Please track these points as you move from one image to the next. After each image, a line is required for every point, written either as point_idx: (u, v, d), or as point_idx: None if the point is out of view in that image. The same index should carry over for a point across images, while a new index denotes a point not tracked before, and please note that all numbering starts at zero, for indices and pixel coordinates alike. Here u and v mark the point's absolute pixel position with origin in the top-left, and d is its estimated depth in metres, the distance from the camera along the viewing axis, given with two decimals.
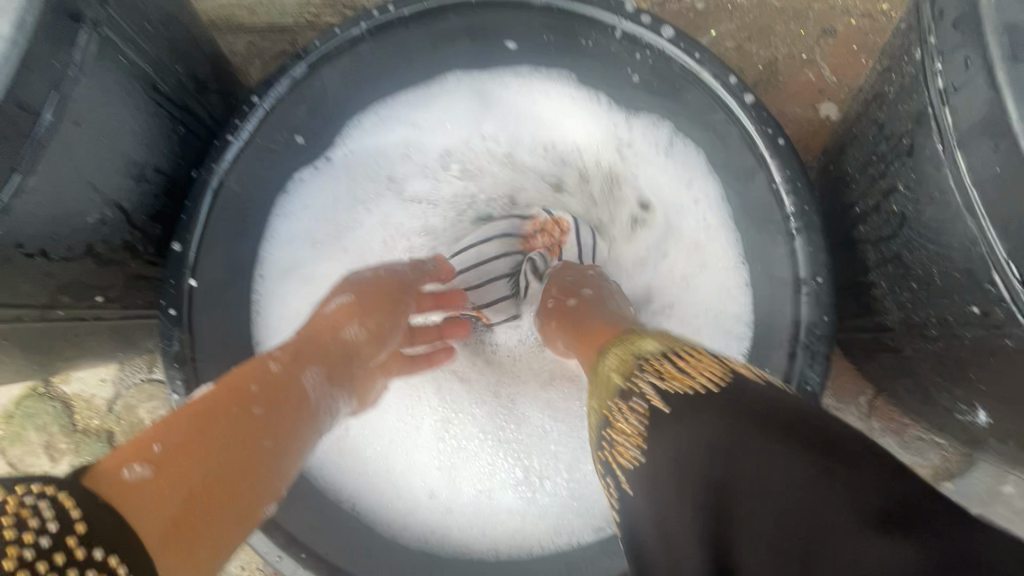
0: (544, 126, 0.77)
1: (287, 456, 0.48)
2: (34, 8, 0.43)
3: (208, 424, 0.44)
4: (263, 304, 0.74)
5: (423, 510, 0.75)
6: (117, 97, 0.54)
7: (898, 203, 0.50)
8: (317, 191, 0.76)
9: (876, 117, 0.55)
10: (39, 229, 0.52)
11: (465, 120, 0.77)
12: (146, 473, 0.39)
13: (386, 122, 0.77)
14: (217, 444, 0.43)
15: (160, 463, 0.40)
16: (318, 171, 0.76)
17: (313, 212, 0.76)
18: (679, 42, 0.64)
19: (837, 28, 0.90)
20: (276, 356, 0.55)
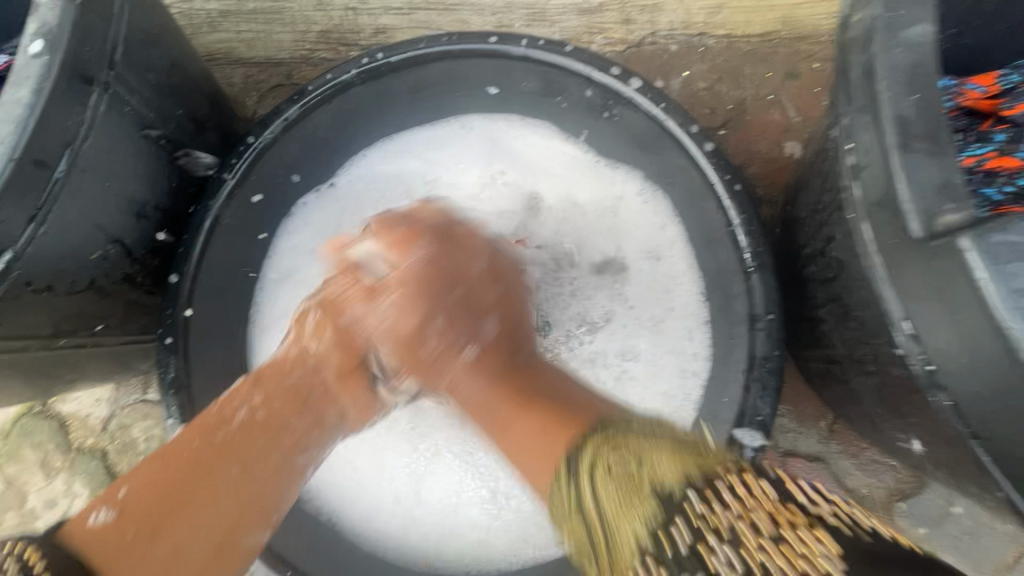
0: (530, 162, 0.85)
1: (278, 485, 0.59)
2: (50, 77, 0.49)
3: (186, 462, 0.55)
4: (258, 312, 0.81)
5: (387, 512, 0.78)
6: (121, 145, 0.59)
7: (837, 250, 0.55)
8: (319, 214, 0.84)
9: (820, 168, 0.60)
10: (46, 268, 0.56)
11: (468, 157, 0.86)
12: (107, 516, 0.51)
13: (390, 155, 0.86)
14: (190, 485, 0.54)
15: (131, 521, 0.52)
16: (322, 199, 0.84)
17: (315, 236, 0.84)
18: (646, 93, 0.69)
19: (801, 71, 0.96)
20: (259, 396, 0.59)
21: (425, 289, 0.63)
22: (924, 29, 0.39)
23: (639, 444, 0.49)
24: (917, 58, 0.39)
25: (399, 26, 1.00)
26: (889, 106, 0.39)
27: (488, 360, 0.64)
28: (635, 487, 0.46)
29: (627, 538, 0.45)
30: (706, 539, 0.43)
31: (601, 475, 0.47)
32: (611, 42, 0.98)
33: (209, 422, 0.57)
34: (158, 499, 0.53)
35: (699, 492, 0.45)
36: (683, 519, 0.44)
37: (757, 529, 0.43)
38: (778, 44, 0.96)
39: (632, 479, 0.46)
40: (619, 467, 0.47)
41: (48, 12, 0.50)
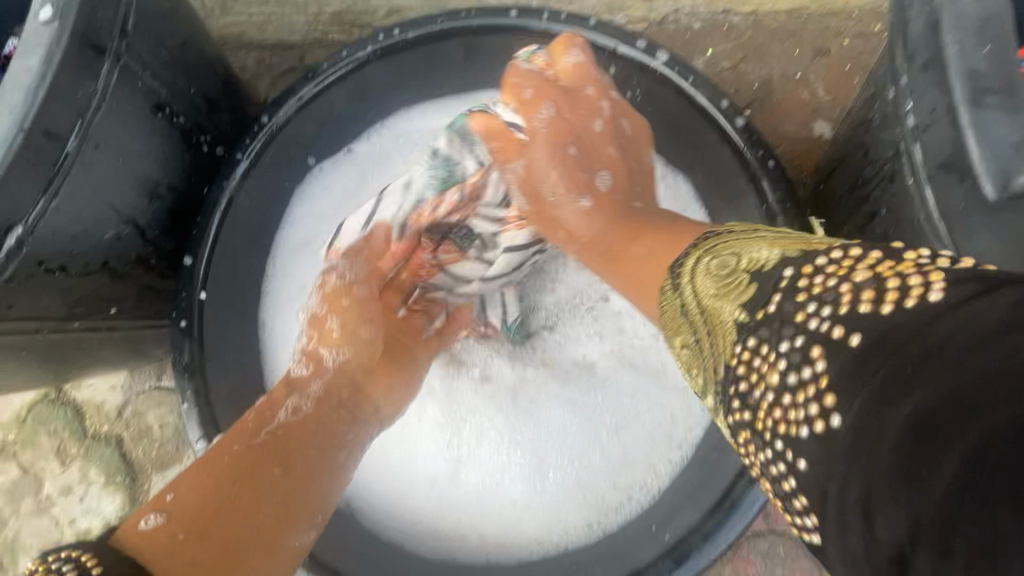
0: None
1: (330, 474, 0.59)
2: (60, 44, 0.47)
3: (249, 459, 0.53)
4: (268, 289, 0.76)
5: (423, 492, 0.77)
6: (133, 120, 0.57)
7: (881, 226, 0.52)
8: (333, 185, 0.78)
9: (861, 141, 0.57)
10: (59, 246, 0.55)
11: None
12: (158, 520, 0.47)
13: (405, 121, 0.79)
14: (254, 476, 0.52)
15: (194, 500, 0.48)
16: (324, 175, 0.78)
17: (321, 212, 0.78)
18: (673, 66, 0.66)
19: (831, 48, 0.92)
20: (304, 402, 0.61)
21: (555, 126, 0.65)
22: None
23: (726, 248, 0.43)
24: (988, 8, 0.36)
25: (413, 6, 0.98)
26: (954, 61, 0.36)
27: (587, 222, 0.61)
28: (732, 279, 0.40)
29: (720, 314, 0.40)
30: (810, 307, 0.34)
31: (702, 269, 0.43)
32: (632, 20, 0.95)
33: (240, 454, 0.53)
34: (207, 502, 0.49)
35: (800, 264, 0.36)
36: (796, 276, 0.36)
37: (864, 264, 0.34)
38: (807, 20, 0.93)
39: (731, 271, 0.40)
40: (716, 262, 0.42)
41: None
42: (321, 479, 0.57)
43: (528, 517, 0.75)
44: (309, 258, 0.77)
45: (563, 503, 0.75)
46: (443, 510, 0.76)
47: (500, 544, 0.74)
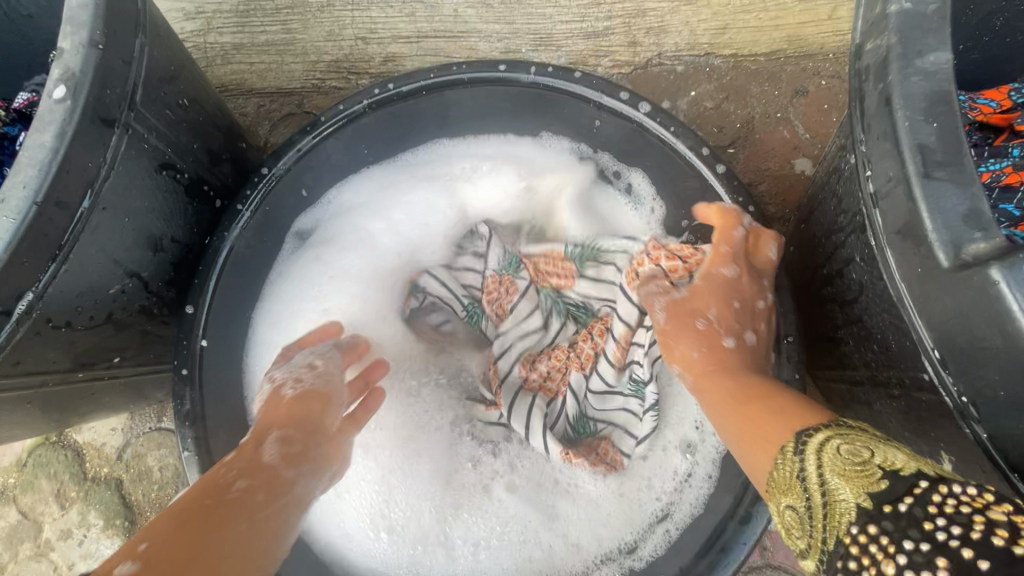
0: (546, 165, 0.83)
1: (276, 537, 0.56)
2: (73, 121, 0.50)
3: (202, 515, 0.52)
4: (273, 289, 0.80)
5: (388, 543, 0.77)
6: (140, 182, 0.60)
7: (856, 272, 0.54)
8: (349, 200, 0.84)
9: (835, 190, 0.60)
10: (66, 304, 0.57)
11: (489, 159, 0.85)
12: (131, 568, 0.45)
13: (418, 152, 0.84)
14: (225, 518, 0.53)
15: (168, 525, 0.50)
16: (325, 208, 0.82)
17: (333, 240, 0.83)
18: (655, 116, 0.70)
19: (808, 89, 0.96)
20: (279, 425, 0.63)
21: (698, 291, 0.65)
22: (940, 57, 0.38)
23: (853, 436, 0.44)
24: (936, 85, 0.38)
25: (408, 54, 1.02)
26: (905, 135, 0.39)
27: (736, 361, 0.60)
28: (862, 475, 0.40)
29: (840, 506, 0.40)
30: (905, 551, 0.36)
31: (830, 450, 0.43)
32: (618, 64, 0.99)
33: (243, 466, 0.58)
34: (182, 546, 0.48)
35: (883, 523, 0.38)
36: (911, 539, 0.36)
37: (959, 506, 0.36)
38: (784, 62, 0.97)
39: (862, 464, 0.41)
40: (844, 449, 0.43)
41: (71, 58, 0.51)
42: (253, 521, 0.54)
43: (455, 565, 0.76)
44: (325, 272, 0.82)
45: (485, 552, 0.76)
46: (356, 550, 0.76)
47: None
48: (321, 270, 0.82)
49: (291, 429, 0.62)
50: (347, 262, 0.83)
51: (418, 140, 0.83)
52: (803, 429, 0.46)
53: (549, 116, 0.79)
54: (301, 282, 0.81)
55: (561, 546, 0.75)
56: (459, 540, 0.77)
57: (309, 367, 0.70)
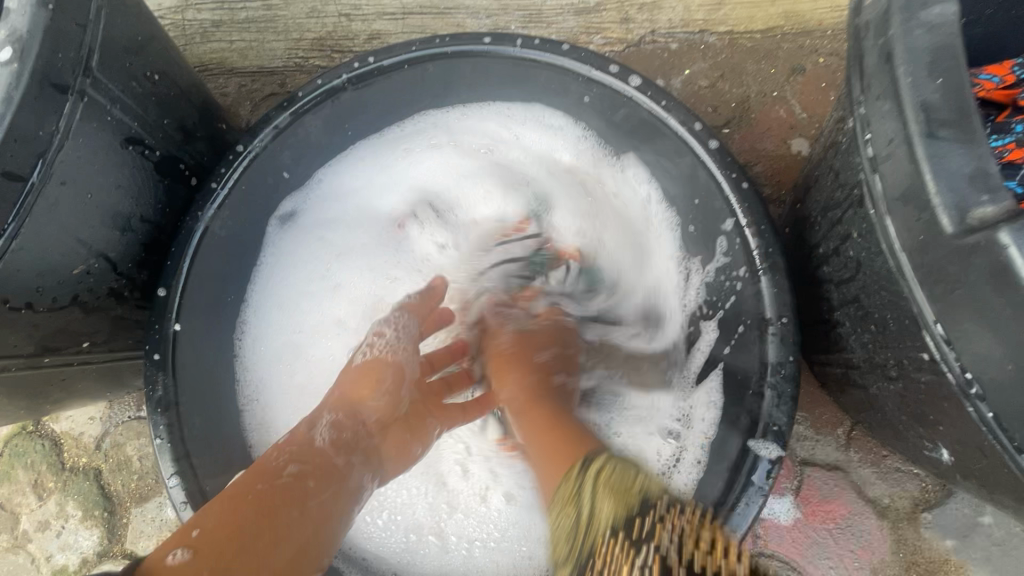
0: (541, 144, 0.83)
1: (338, 519, 0.59)
2: (20, 86, 0.47)
3: (267, 498, 0.55)
4: (265, 262, 0.80)
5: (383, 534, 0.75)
6: (102, 156, 0.57)
7: (854, 248, 0.52)
8: (343, 174, 0.83)
9: (833, 165, 0.57)
10: (23, 284, 0.54)
11: (485, 135, 0.84)
12: (185, 555, 0.48)
13: (411, 126, 0.82)
14: (278, 508, 0.55)
15: (224, 515, 0.52)
16: (312, 191, 0.81)
17: (329, 214, 0.83)
18: (646, 90, 0.67)
19: (806, 67, 0.93)
20: (333, 414, 0.65)
21: (526, 344, 0.76)
22: (945, 9, 0.36)
23: (623, 474, 0.54)
24: (940, 40, 0.36)
25: (393, 31, 0.98)
26: (908, 95, 0.36)
27: (535, 414, 0.68)
28: (627, 496, 0.51)
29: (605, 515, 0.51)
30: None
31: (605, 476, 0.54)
32: (610, 41, 0.96)
33: (297, 449, 0.61)
34: (225, 529, 0.51)
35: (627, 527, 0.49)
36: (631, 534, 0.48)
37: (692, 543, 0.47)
38: (782, 39, 0.94)
39: (623, 489, 0.52)
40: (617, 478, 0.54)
41: (17, 18, 0.47)
42: (325, 497, 0.59)
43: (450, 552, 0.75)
44: (319, 245, 0.82)
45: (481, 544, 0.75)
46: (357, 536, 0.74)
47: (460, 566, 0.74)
48: (314, 243, 0.82)
49: (344, 415, 0.65)
50: (343, 236, 0.83)
51: (400, 117, 0.80)
52: (575, 455, 0.60)
53: (538, 92, 0.76)
54: (291, 255, 0.81)
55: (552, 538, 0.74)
56: (456, 531, 0.76)
57: (378, 337, 0.74)
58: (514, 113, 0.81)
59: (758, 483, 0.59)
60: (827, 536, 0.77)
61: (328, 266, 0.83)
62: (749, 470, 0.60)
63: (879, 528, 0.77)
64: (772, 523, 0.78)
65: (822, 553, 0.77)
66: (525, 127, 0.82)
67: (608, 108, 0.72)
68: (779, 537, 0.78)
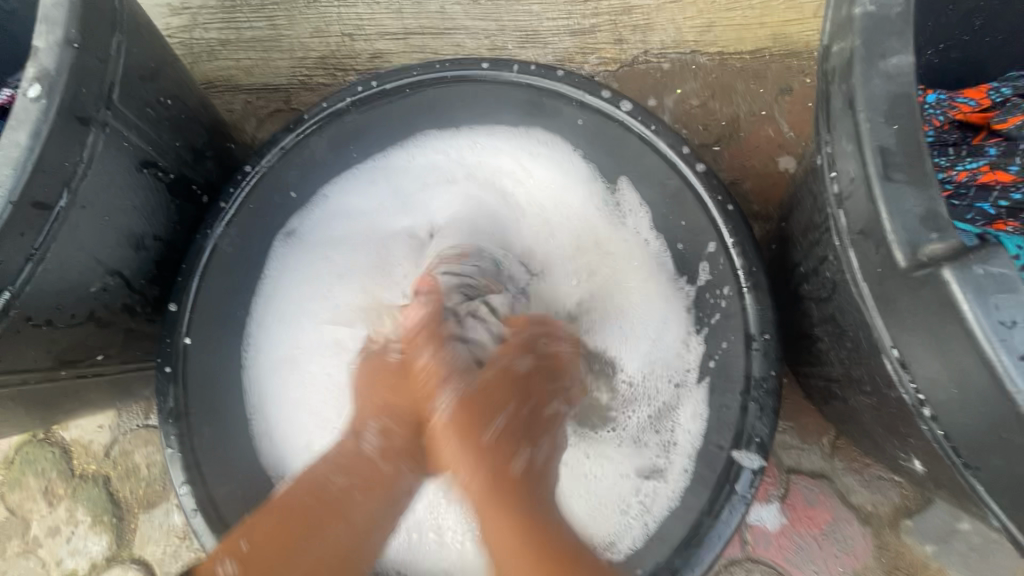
0: (537, 162, 0.84)
1: (388, 520, 0.64)
2: (49, 120, 0.50)
3: (302, 515, 0.60)
4: (268, 277, 0.81)
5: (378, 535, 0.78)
6: (120, 180, 0.60)
7: (830, 270, 0.55)
8: (346, 190, 0.84)
9: (812, 189, 0.60)
10: (45, 303, 0.57)
11: (480, 152, 0.84)
12: (231, 567, 0.57)
13: (413, 147, 0.84)
14: (313, 522, 0.60)
15: (272, 520, 0.59)
16: (317, 207, 0.83)
17: (329, 228, 0.84)
18: (636, 115, 0.70)
19: (793, 87, 0.96)
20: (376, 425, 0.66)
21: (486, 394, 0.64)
22: (902, 59, 0.39)
23: None
24: (898, 86, 0.39)
25: (394, 51, 1.02)
26: (867, 136, 0.39)
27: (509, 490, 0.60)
28: None
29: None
30: None
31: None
32: (604, 61, 0.99)
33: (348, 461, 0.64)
34: (273, 538, 0.58)
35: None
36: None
37: None
38: (770, 60, 0.97)
39: None
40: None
41: (46, 56, 0.51)
42: (380, 508, 0.63)
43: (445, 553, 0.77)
44: (318, 259, 0.83)
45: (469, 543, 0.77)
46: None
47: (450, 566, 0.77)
48: (314, 257, 0.83)
49: (389, 421, 0.66)
50: (338, 251, 0.83)
51: (402, 137, 0.83)
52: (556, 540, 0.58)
53: (534, 115, 0.79)
54: (293, 269, 0.82)
55: None
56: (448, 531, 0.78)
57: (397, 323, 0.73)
58: (509, 135, 0.83)
59: (742, 491, 0.62)
60: (812, 543, 0.80)
61: (322, 279, 0.83)
62: (732, 479, 0.63)
63: (862, 534, 0.80)
64: (760, 528, 0.81)
65: (808, 559, 0.80)
66: (520, 146, 0.84)
67: (599, 131, 0.75)
68: (766, 542, 0.80)
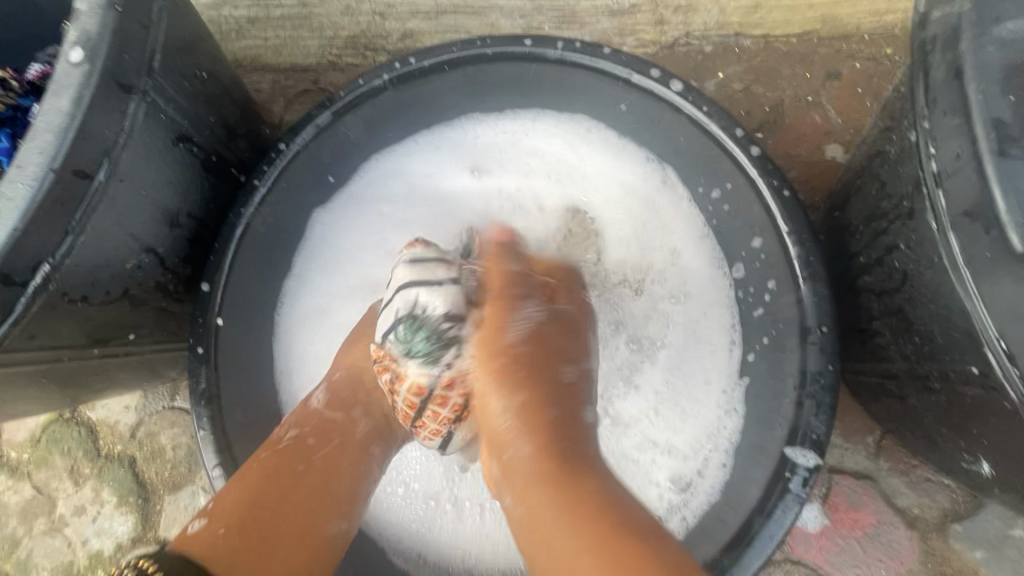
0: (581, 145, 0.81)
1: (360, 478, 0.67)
2: (90, 86, 0.49)
3: (271, 475, 0.61)
4: (305, 246, 0.79)
5: (400, 507, 0.77)
6: (157, 154, 0.58)
7: (901, 259, 0.52)
8: (385, 168, 0.82)
9: (878, 173, 0.57)
10: (81, 278, 0.55)
11: (528, 135, 0.82)
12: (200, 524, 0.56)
13: (456, 124, 0.82)
14: (274, 492, 0.60)
15: (259, 476, 0.60)
16: (356, 182, 0.81)
17: (373, 204, 0.82)
18: (688, 95, 0.67)
19: (842, 72, 0.92)
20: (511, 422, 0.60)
21: (526, 374, 0.62)
22: (1016, 27, 0.38)
23: None
24: (1011, 56, 0.38)
25: (426, 30, 0.99)
26: (976, 112, 0.38)
27: (529, 467, 0.57)
28: None
29: None
30: None
31: None
32: (644, 43, 0.96)
33: (326, 424, 0.68)
34: (245, 502, 0.58)
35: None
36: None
37: None
38: (818, 43, 0.93)
39: None
40: None
41: (88, 20, 0.49)
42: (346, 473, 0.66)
43: (463, 531, 0.76)
44: (365, 229, 0.81)
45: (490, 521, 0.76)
46: (381, 502, 0.77)
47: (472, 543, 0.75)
48: (353, 232, 0.81)
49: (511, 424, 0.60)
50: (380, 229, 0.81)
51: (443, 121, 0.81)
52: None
53: (577, 97, 0.76)
54: (332, 242, 0.81)
55: None
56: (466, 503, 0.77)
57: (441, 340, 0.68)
58: (561, 117, 0.80)
59: (796, 491, 0.59)
60: (855, 545, 0.77)
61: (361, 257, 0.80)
62: (784, 479, 0.60)
63: (907, 538, 0.77)
64: (800, 529, 0.78)
65: (850, 561, 0.77)
66: (567, 128, 0.81)
67: (647, 114, 0.72)
68: (805, 543, 0.78)
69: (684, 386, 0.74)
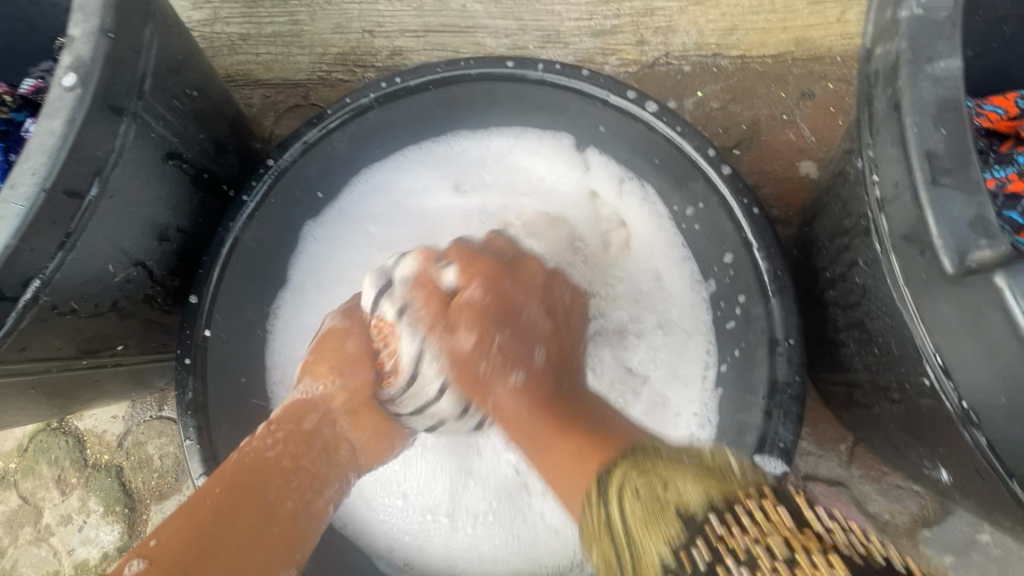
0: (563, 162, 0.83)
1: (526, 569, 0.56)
2: (82, 108, 0.51)
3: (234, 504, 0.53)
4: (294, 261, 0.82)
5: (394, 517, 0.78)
6: (146, 171, 0.60)
7: (860, 276, 0.55)
8: (371, 184, 0.84)
9: (840, 193, 0.60)
10: (71, 292, 0.57)
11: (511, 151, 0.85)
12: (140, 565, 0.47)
13: (440, 143, 0.85)
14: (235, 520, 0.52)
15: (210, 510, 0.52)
16: (343, 198, 0.84)
17: (359, 220, 0.84)
18: (662, 116, 0.70)
19: (816, 91, 0.96)
20: None
21: None
22: (949, 65, 0.41)
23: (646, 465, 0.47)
24: (945, 91, 0.41)
25: (414, 48, 1.01)
26: (914, 142, 0.41)
27: None
28: (664, 512, 0.42)
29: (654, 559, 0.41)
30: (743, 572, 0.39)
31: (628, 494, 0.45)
32: (625, 63, 0.99)
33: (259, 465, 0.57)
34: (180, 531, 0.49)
35: (722, 515, 0.41)
36: (705, 538, 0.40)
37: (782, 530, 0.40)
38: (792, 64, 0.96)
39: (659, 502, 0.43)
40: (641, 486, 0.45)
41: (81, 45, 0.51)
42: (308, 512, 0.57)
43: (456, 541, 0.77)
44: (351, 245, 0.83)
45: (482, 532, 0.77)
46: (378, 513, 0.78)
47: (464, 552, 0.77)
48: (341, 248, 0.83)
49: None
50: (364, 244, 0.83)
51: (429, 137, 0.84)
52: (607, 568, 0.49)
53: (557, 116, 0.79)
54: (320, 257, 0.83)
55: (546, 535, 0.76)
56: (463, 513, 0.78)
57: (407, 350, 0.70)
58: (542, 136, 0.82)
59: None
60: None
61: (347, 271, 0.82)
62: None
63: None
64: None
65: None
66: (549, 145, 0.83)
67: (624, 133, 0.75)
68: None
69: (660, 399, 0.76)
